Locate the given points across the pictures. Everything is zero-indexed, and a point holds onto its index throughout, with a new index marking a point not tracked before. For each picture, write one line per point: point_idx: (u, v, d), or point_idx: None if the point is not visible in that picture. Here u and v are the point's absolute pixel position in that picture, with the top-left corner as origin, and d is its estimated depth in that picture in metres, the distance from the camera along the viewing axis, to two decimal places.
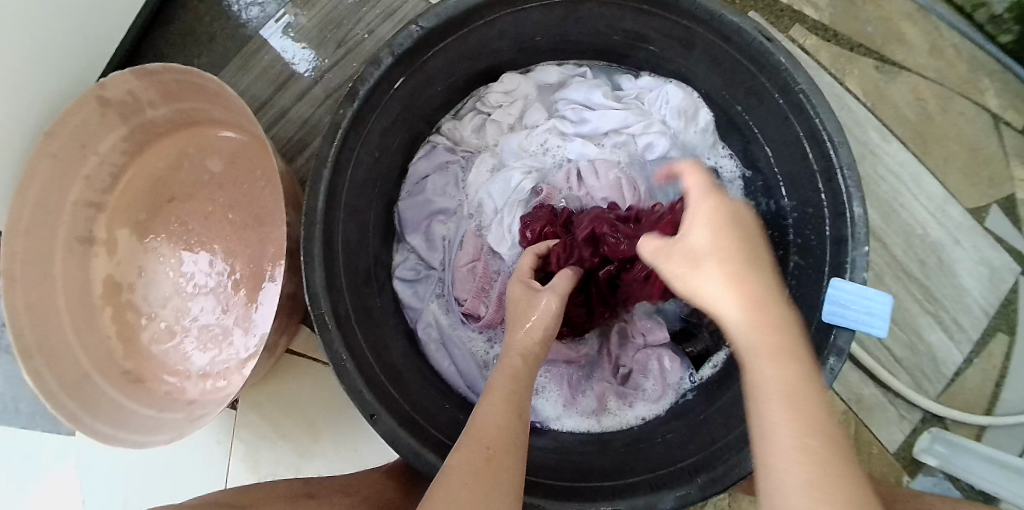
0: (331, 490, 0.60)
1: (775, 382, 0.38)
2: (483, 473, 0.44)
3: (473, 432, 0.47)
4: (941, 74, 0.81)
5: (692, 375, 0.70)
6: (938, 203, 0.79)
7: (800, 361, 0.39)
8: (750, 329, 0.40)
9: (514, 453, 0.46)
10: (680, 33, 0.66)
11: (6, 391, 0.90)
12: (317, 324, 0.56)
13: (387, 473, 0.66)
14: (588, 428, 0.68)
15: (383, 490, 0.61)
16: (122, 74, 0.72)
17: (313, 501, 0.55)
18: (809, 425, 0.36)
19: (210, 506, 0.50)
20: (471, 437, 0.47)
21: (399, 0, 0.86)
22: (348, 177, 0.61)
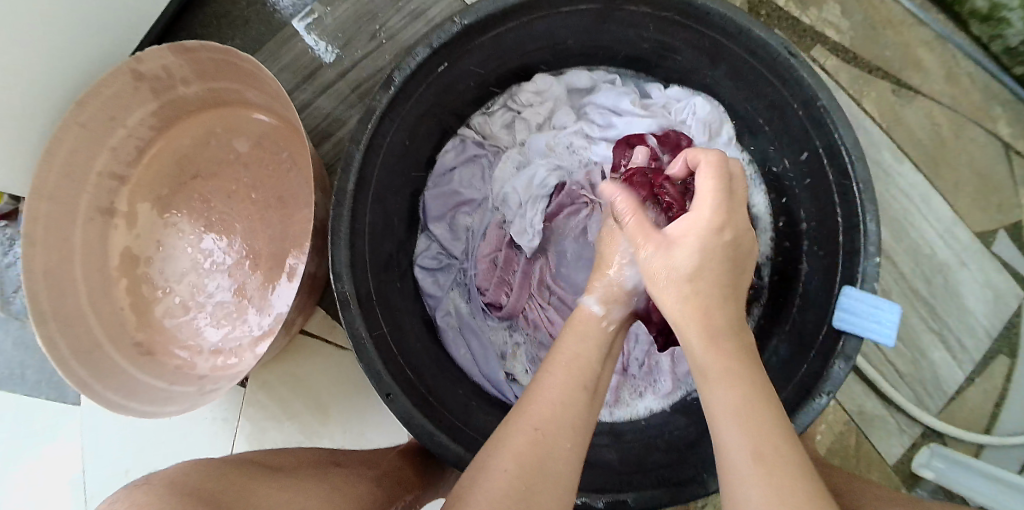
0: (355, 461, 0.61)
1: (727, 403, 0.43)
2: (526, 460, 0.42)
3: (528, 411, 0.45)
4: (955, 101, 0.83)
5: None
6: (947, 225, 0.81)
7: (749, 385, 0.44)
8: (714, 356, 0.46)
9: (565, 439, 0.44)
10: (708, 45, 0.68)
11: (15, 357, 0.91)
12: (339, 301, 0.57)
13: (399, 451, 0.67)
14: (601, 416, 0.69)
15: (401, 467, 0.63)
16: (159, 49, 0.73)
17: (338, 470, 0.57)
18: (761, 434, 0.40)
19: (244, 464, 0.51)
20: (525, 419, 0.44)
21: None
22: (377, 162, 0.63)
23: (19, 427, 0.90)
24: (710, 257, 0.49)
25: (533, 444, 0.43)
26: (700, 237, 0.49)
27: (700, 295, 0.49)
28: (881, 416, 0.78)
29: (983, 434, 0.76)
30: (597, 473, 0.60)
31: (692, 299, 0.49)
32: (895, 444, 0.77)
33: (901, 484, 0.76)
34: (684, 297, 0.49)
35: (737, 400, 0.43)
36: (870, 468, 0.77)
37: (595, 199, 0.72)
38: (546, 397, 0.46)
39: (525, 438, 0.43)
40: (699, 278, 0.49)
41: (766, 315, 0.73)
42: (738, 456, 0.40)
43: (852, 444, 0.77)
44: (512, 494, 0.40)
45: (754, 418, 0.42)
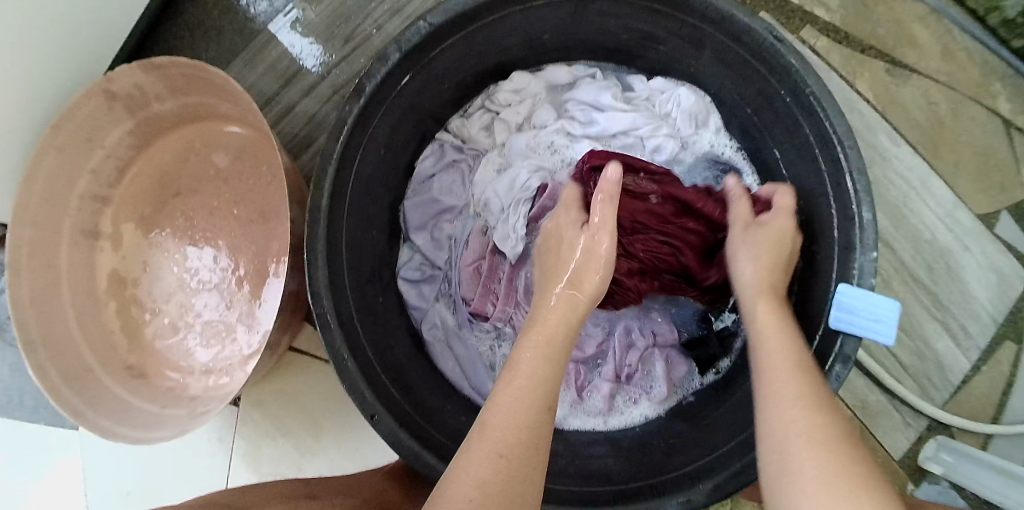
0: (332, 491, 0.60)
1: (780, 350, 0.49)
2: (493, 489, 0.40)
3: (487, 433, 0.44)
4: (953, 78, 0.80)
5: (699, 378, 0.70)
6: (948, 208, 0.78)
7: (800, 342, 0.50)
8: (770, 308, 0.54)
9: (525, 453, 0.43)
10: (690, 33, 0.66)
11: (12, 383, 0.91)
12: (319, 321, 0.56)
13: (381, 475, 0.66)
14: (595, 426, 0.69)
15: (384, 492, 0.62)
16: (129, 68, 0.71)
17: (314, 501, 0.56)
18: (810, 395, 0.45)
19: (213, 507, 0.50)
20: (489, 443, 0.43)
21: None
22: (352, 174, 0.61)
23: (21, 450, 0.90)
24: (783, 238, 0.59)
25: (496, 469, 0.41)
26: (784, 222, 0.60)
27: (773, 272, 0.57)
28: (884, 408, 0.76)
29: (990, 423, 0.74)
30: (590, 486, 0.58)
31: (759, 263, 0.58)
32: (900, 436, 0.75)
33: (907, 477, 0.74)
34: (759, 264, 0.58)
35: (790, 350, 0.49)
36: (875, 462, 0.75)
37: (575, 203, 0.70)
38: (504, 412, 0.45)
39: (489, 463, 0.42)
40: (769, 250, 0.59)
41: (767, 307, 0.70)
42: (797, 424, 0.43)
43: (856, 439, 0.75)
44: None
45: (801, 368, 0.47)
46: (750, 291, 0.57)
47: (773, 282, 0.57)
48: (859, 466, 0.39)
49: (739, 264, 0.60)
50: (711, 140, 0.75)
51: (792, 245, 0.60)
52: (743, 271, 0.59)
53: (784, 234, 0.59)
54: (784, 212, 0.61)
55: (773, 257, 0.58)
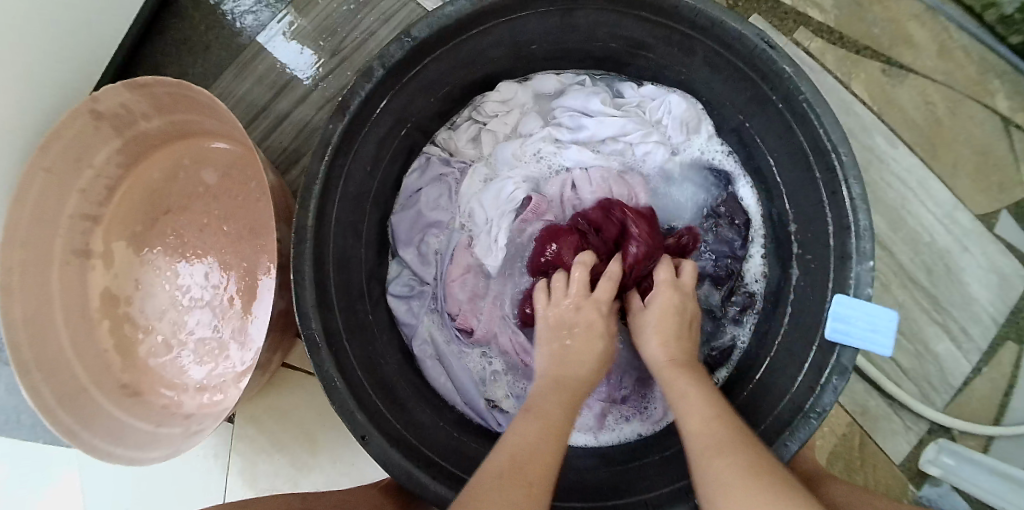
0: (327, 506, 0.60)
1: (696, 409, 0.48)
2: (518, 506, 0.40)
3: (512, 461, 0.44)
4: (950, 76, 0.78)
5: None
6: (946, 209, 0.77)
7: (716, 402, 0.49)
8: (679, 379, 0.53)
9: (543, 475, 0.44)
10: (679, 40, 0.64)
11: (8, 403, 0.90)
12: (308, 343, 0.55)
13: (376, 488, 0.66)
14: (586, 443, 0.67)
15: (380, 506, 0.61)
16: (114, 87, 0.71)
17: None
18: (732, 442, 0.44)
19: None
20: (514, 470, 0.43)
21: (396, 5, 0.84)
22: (339, 193, 0.60)
23: (17, 470, 0.90)
24: (673, 305, 0.59)
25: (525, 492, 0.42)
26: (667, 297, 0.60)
27: (671, 347, 0.57)
28: (884, 413, 0.74)
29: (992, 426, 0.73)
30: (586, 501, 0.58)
31: (655, 340, 0.58)
32: (900, 441, 0.74)
33: (908, 482, 0.73)
34: (660, 340, 0.57)
35: (704, 409, 0.48)
36: (875, 469, 0.73)
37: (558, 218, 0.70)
38: (524, 444, 0.45)
39: (521, 489, 0.41)
40: (660, 322, 0.58)
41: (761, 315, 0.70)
42: (720, 473, 0.41)
43: (856, 445, 0.74)
44: None
45: (726, 423, 0.46)
46: (661, 376, 0.55)
47: (682, 361, 0.55)
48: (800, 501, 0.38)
49: (648, 349, 0.58)
50: (703, 146, 0.74)
51: (683, 319, 0.59)
52: (652, 354, 0.58)
53: (672, 310, 0.59)
54: (663, 285, 0.61)
55: (672, 336, 0.57)
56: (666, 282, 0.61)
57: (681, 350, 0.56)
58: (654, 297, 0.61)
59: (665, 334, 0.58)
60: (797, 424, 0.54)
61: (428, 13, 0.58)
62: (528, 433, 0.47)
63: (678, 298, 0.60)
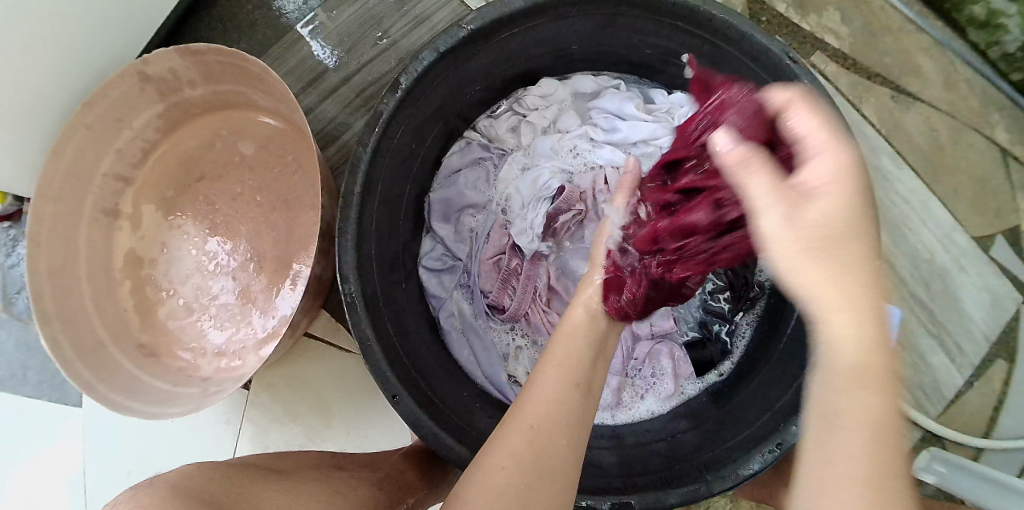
0: (357, 464, 0.64)
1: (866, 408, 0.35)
2: (525, 458, 0.46)
3: (521, 412, 0.49)
4: (954, 107, 0.84)
5: (698, 379, 0.71)
6: (946, 230, 0.81)
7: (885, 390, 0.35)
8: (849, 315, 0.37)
9: (566, 443, 0.47)
10: (711, 51, 0.68)
11: (18, 356, 0.91)
12: (346, 303, 0.58)
13: (399, 453, 0.69)
14: (602, 421, 0.70)
15: (404, 471, 0.66)
16: (166, 51, 0.73)
17: (342, 473, 0.60)
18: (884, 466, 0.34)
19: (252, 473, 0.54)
20: (534, 429, 0.47)
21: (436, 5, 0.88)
22: (384, 164, 0.63)
23: (32, 424, 0.89)
24: (841, 205, 0.39)
25: (527, 443, 0.46)
26: (849, 193, 0.39)
27: (836, 254, 0.38)
28: None
29: (982, 437, 0.77)
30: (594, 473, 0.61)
31: (797, 236, 0.39)
32: None
33: None
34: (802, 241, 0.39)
35: (878, 407, 0.35)
36: None
37: (591, 210, 0.73)
38: (538, 400, 0.49)
39: (522, 435, 0.47)
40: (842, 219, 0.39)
41: (775, 291, 0.70)
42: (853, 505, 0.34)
43: None
44: (511, 491, 0.44)
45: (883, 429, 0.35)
46: (799, 289, 0.39)
47: (817, 257, 0.38)
48: None
49: (772, 227, 0.40)
50: None
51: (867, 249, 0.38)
52: (774, 229, 0.40)
53: (845, 214, 0.39)
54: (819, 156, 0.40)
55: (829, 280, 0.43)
56: (837, 175, 0.39)
57: (832, 255, 0.38)
58: (811, 172, 0.40)
59: (823, 223, 0.39)
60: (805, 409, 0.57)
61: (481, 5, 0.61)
62: (547, 384, 0.50)
63: (844, 169, 0.39)
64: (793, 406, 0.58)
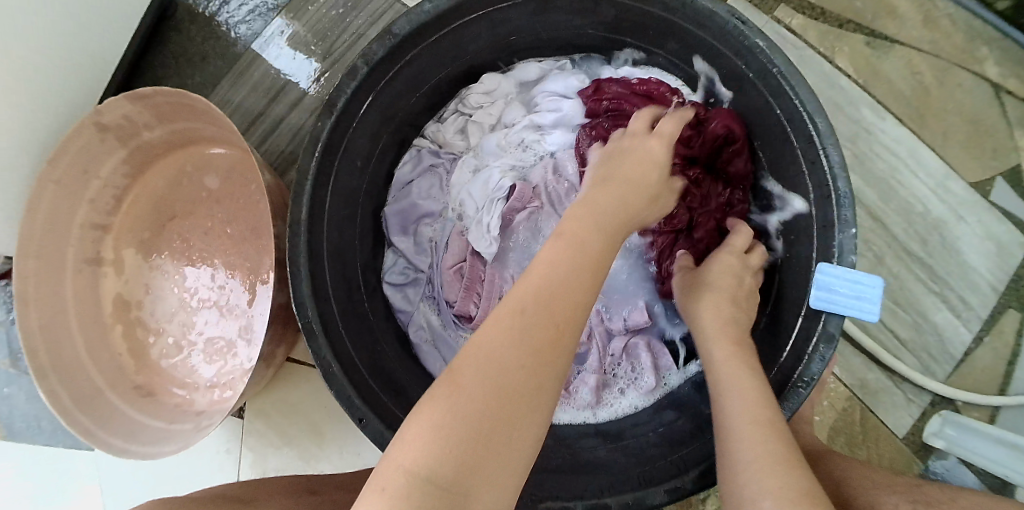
0: (335, 487, 0.64)
1: (729, 376, 0.53)
2: (545, 354, 0.38)
3: (543, 293, 0.39)
4: (935, 46, 0.78)
5: (679, 371, 0.70)
6: (938, 179, 0.76)
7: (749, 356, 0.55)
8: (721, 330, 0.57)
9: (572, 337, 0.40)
10: (655, 23, 0.66)
11: (30, 409, 0.95)
12: (305, 331, 0.57)
13: None
14: (584, 420, 0.69)
15: None
16: (116, 100, 0.74)
17: (315, 498, 0.60)
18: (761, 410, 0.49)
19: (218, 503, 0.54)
20: (548, 307, 0.39)
21: (382, 10, 0.87)
22: (331, 186, 0.62)
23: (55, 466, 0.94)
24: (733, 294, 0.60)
25: (549, 335, 0.38)
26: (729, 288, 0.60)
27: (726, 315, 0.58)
28: (884, 386, 0.73)
29: (995, 396, 0.72)
30: (565, 476, 0.59)
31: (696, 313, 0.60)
32: (903, 415, 0.73)
33: (914, 456, 0.72)
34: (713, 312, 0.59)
35: (743, 376, 0.52)
36: (879, 443, 0.72)
37: (544, 206, 0.72)
38: (559, 282, 0.40)
39: (546, 325, 0.38)
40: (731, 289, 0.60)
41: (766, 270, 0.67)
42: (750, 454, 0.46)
43: (858, 419, 0.73)
44: (524, 389, 0.36)
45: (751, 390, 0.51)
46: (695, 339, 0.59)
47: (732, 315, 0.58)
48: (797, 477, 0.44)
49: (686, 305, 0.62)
50: None
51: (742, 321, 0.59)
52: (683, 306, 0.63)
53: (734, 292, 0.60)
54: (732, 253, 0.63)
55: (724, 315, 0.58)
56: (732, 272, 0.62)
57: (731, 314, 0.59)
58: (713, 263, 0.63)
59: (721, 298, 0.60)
60: (787, 394, 0.54)
61: (409, 10, 0.60)
62: (562, 261, 0.42)
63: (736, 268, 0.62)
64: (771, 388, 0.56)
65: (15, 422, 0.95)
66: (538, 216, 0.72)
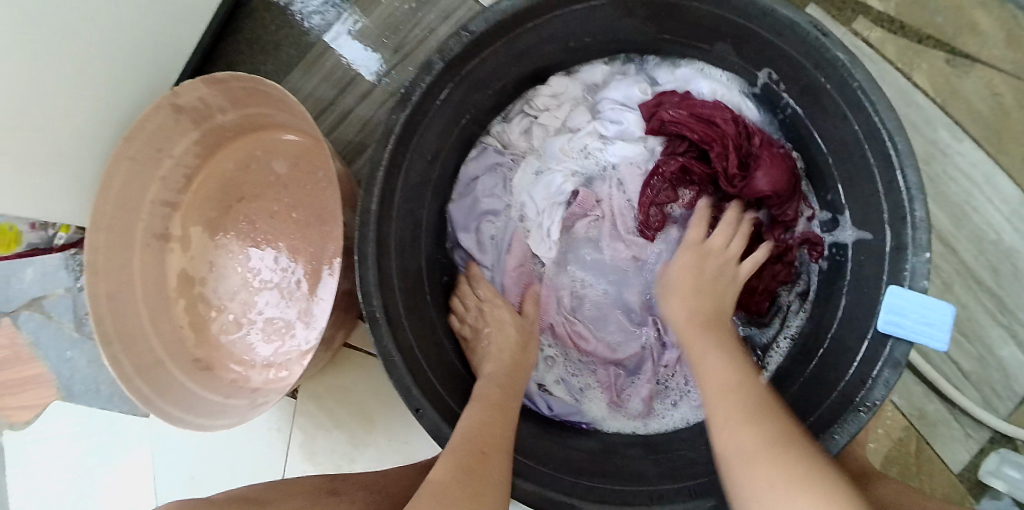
0: (354, 485, 0.64)
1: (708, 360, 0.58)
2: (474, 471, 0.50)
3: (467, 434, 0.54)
4: (1020, 65, 0.76)
5: None
6: (1014, 206, 0.74)
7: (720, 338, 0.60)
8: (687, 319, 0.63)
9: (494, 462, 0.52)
10: (733, 29, 0.65)
11: (90, 374, 1.00)
12: (368, 318, 0.58)
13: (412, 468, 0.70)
14: (633, 430, 0.71)
15: (409, 487, 0.65)
16: (193, 82, 0.76)
17: (331, 498, 0.60)
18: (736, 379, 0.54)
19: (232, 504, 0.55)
20: (472, 447, 0.52)
21: (455, 3, 0.87)
22: (401, 178, 0.63)
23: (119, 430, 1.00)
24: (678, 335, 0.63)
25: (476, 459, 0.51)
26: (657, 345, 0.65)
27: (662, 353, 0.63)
28: (942, 418, 0.72)
29: None
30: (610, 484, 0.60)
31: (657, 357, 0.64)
32: (960, 450, 0.72)
33: (967, 492, 0.71)
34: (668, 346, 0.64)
35: (719, 361, 0.57)
36: (933, 475, 0.72)
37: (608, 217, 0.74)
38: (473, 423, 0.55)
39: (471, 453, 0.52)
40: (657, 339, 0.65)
41: (821, 292, 0.70)
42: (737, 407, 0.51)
43: (913, 450, 0.72)
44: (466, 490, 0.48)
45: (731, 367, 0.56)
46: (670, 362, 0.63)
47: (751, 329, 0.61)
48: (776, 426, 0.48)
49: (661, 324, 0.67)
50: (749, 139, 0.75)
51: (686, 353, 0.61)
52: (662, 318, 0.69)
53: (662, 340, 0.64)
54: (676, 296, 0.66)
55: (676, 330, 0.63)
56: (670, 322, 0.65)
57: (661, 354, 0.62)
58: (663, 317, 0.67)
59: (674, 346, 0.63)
60: (846, 417, 0.54)
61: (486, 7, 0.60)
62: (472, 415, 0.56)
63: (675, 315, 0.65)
64: (831, 414, 0.57)
65: (75, 386, 1.00)
66: (598, 225, 0.75)
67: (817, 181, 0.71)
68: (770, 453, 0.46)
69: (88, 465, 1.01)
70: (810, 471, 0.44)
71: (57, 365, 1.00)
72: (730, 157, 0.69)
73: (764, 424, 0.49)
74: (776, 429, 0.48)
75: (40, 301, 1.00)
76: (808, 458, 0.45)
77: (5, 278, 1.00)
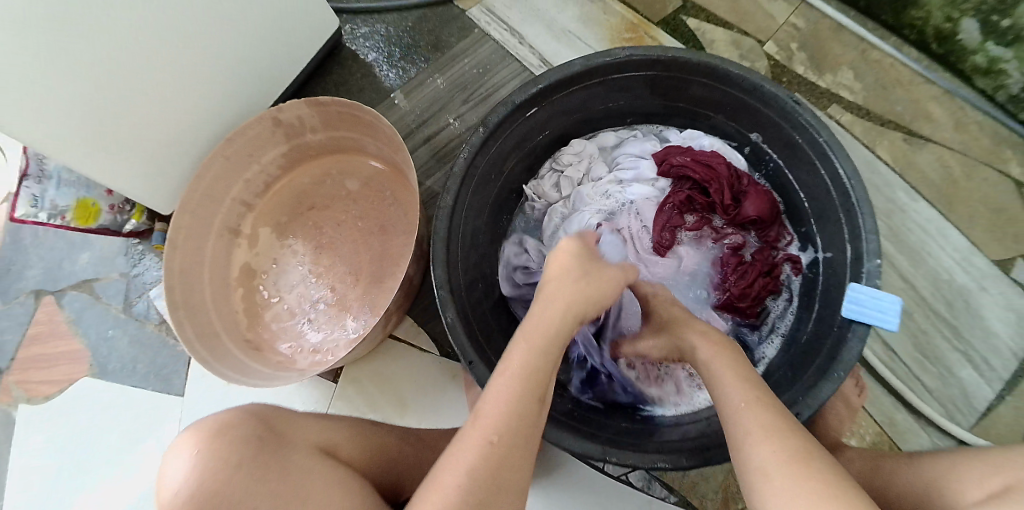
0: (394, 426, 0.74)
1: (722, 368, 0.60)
2: (486, 464, 0.51)
3: (480, 420, 0.53)
4: (965, 145, 0.92)
5: None
6: (964, 254, 0.87)
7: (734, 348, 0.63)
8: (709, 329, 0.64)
9: (512, 447, 0.52)
10: (732, 101, 0.82)
11: (131, 353, 1.10)
12: (439, 298, 0.70)
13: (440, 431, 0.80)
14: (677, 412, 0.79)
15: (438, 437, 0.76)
16: (299, 102, 0.95)
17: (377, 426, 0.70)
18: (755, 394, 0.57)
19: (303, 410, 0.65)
20: (489, 435, 0.52)
21: (500, 82, 1.09)
22: (470, 191, 0.78)
23: (152, 412, 1.07)
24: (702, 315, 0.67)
25: (486, 449, 0.51)
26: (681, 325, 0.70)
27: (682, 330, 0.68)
28: (910, 427, 0.81)
29: None
30: (617, 437, 0.69)
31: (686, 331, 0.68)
32: None
33: None
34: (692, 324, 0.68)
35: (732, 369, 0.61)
36: None
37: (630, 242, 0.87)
38: (493, 400, 0.54)
39: (479, 447, 0.52)
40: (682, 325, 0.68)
41: (800, 303, 0.82)
42: (754, 423, 0.54)
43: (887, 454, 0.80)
44: (481, 477, 0.51)
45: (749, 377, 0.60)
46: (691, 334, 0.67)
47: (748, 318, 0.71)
48: (796, 443, 0.52)
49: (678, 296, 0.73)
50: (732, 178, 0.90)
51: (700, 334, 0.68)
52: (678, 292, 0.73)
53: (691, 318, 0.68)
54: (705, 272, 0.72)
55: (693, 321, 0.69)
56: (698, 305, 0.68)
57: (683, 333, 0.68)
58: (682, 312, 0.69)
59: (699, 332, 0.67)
60: (821, 384, 0.64)
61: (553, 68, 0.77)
62: (495, 395, 0.54)
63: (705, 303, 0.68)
64: (809, 382, 0.67)
65: (110, 364, 1.10)
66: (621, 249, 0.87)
67: (795, 216, 0.85)
68: (795, 465, 0.49)
69: (107, 438, 1.07)
70: (835, 479, 0.48)
71: (96, 342, 1.10)
72: (725, 189, 0.84)
73: (784, 439, 0.52)
74: (797, 444, 0.52)
75: (92, 284, 1.12)
76: (830, 470, 0.49)
77: (59, 261, 1.13)
